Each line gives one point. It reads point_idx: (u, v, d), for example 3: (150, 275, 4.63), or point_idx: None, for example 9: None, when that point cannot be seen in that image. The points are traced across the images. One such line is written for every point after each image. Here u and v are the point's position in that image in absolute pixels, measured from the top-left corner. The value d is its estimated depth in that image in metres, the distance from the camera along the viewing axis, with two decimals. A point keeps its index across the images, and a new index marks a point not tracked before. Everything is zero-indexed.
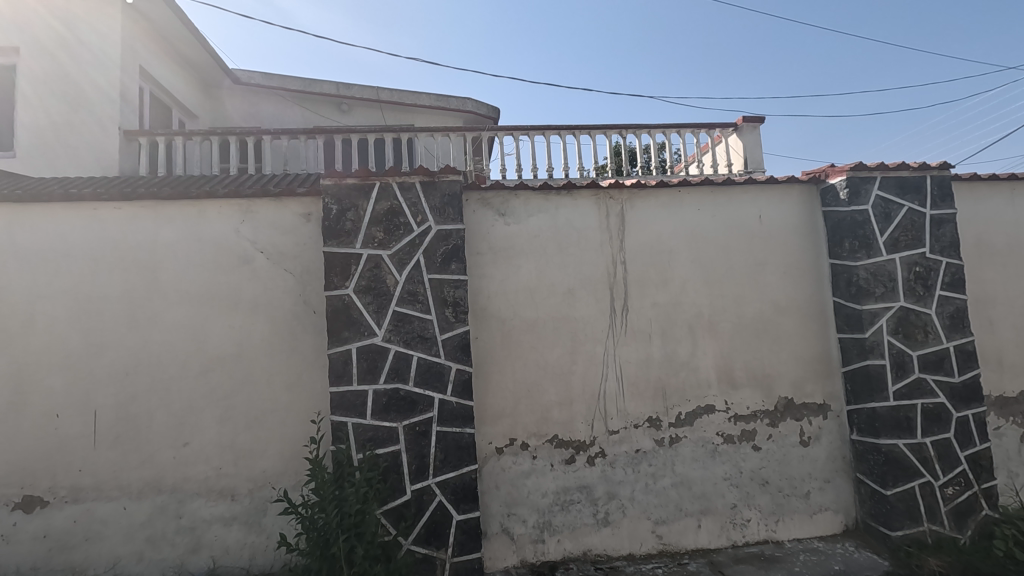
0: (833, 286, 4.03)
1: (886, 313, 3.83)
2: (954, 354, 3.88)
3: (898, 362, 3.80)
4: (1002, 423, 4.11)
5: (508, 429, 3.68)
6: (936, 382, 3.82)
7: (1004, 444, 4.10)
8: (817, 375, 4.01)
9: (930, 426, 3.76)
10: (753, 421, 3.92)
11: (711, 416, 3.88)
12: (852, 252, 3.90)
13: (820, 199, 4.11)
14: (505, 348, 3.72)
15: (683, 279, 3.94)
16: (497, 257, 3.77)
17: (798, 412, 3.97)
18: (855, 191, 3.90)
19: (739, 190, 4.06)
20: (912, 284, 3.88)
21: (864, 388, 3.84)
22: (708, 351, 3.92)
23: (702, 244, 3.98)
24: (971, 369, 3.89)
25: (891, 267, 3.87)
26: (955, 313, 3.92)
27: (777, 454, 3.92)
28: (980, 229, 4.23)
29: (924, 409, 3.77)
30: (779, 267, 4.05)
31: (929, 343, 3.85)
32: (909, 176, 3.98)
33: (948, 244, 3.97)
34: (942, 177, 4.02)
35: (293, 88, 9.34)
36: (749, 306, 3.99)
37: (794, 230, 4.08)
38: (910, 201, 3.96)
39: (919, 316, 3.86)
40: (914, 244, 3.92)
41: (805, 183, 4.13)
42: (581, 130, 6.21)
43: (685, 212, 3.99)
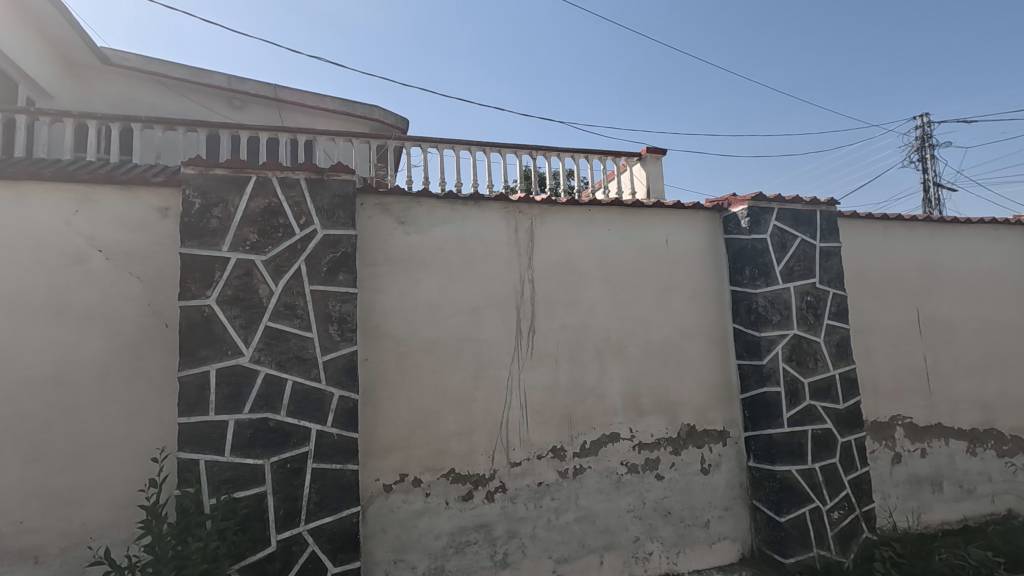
0: (733, 313, 4.07)
1: (782, 341, 3.90)
2: (840, 381, 4.04)
3: (792, 389, 3.87)
4: (877, 447, 4.33)
5: (399, 463, 3.27)
6: (824, 409, 3.94)
7: (878, 467, 4.31)
8: (718, 402, 4.00)
9: (819, 451, 3.86)
10: (656, 449, 3.81)
11: (615, 444, 3.72)
12: (751, 279, 3.95)
13: (722, 226, 4.16)
14: (400, 371, 3.32)
15: (592, 300, 3.78)
16: (395, 270, 3.38)
17: (700, 439, 3.92)
18: (755, 220, 3.99)
19: (648, 213, 4.01)
20: (804, 313, 4.01)
21: (761, 415, 3.87)
22: (616, 377, 3.77)
23: (611, 266, 3.85)
24: (853, 396, 4.06)
25: (786, 296, 3.97)
26: (840, 342, 4.10)
27: (680, 482, 3.83)
28: (858, 263, 4.50)
29: (814, 434, 3.87)
30: (685, 292, 4.02)
31: (818, 370, 3.98)
32: (802, 209, 4.14)
33: (835, 275, 4.17)
34: (830, 213, 4.24)
35: (180, 77, 7.71)
36: (656, 331, 3.91)
37: (698, 255, 4.09)
38: (802, 232, 4.12)
39: (810, 344, 3.99)
40: (806, 274, 4.06)
41: (709, 210, 4.17)
42: (492, 146, 5.96)
43: (595, 231, 3.85)
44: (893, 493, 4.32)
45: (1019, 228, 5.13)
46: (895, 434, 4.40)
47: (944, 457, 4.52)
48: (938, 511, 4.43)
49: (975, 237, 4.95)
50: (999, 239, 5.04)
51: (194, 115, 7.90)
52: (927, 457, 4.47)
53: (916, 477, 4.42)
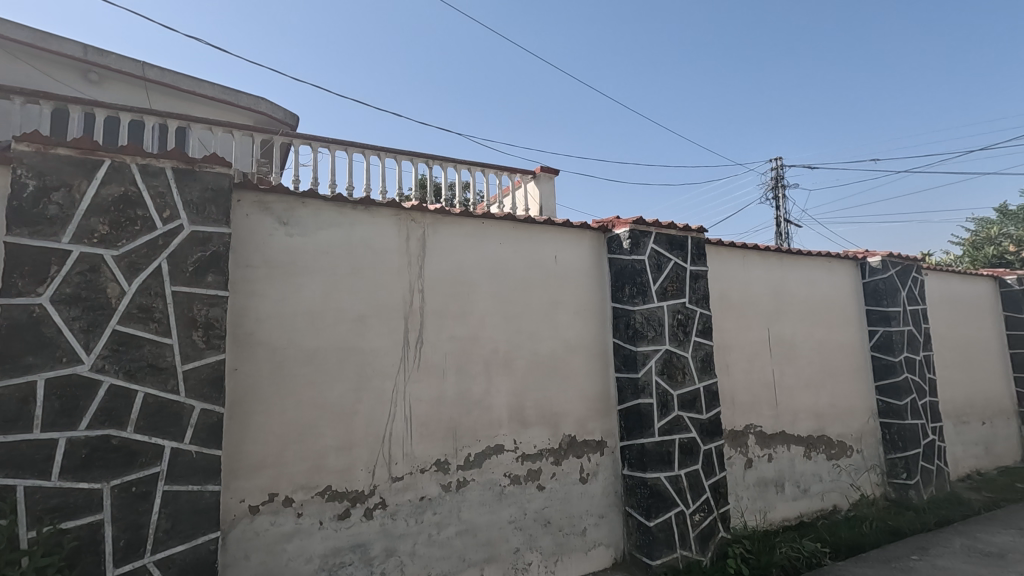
0: (613, 328, 4.31)
1: (655, 355, 4.19)
2: (703, 394, 4.41)
3: (662, 401, 4.16)
4: (733, 453, 4.78)
5: (268, 482, 3.02)
6: (689, 419, 4.28)
7: (733, 471, 4.75)
8: (597, 413, 4.19)
9: (684, 458, 4.17)
10: (539, 460, 3.89)
11: (499, 456, 3.74)
12: (631, 297, 4.21)
13: (606, 246, 4.40)
14: (274, 383, 3.08)
15: (482, 312, 3.80)
16: (275, 273, 3.16)
17: (579, 449, 4.07)
18: (635, 242, 4.26)
19: (539, 230, 4.13)
20: (675, 330, 4.34)
21: (636, 425, 4.11)
22: (502, 389, 3.81)
23: (502, 279, 3.91)
24: (714, 407, 4.46)
25: (661, 313, 4.28)
26: (704, 357, 4.49)
27: (560, 492, 3.94)
28: (721, 286, 4.98)
29: (681, 443, 4.18)
30: (571, 307, 4.18)
31: (685, 383, 4.32)
32: (676, 234, 4.50)
33: (702, 296, 4.57)
34: (699, 239, 4.65)
35: (22, 38, 6.50)
36: (542, 344, 4.02)
37: (584, 272, 4.28)
38: (676, 256, 4.47)
39: (679, 359, 4.32)
40: (677, 294, 4.41)
41: (595, 230, 4.38)
42: (388, 152, 5.82)
43: (487, 244, 3.89)
44: (745, 495, 4.79)
45: (846, 261, 6.00)
46: (747, 441, 4.89)
47: (786, 461, 5.10)
48: (780, 509, 4.98)
49: (814, 267, 5.69)
50: (832, 270, 5.85)
51: (37, 85, 6.72)
52: (773, 461, 5.02)
53: (763, 480, 4.93)
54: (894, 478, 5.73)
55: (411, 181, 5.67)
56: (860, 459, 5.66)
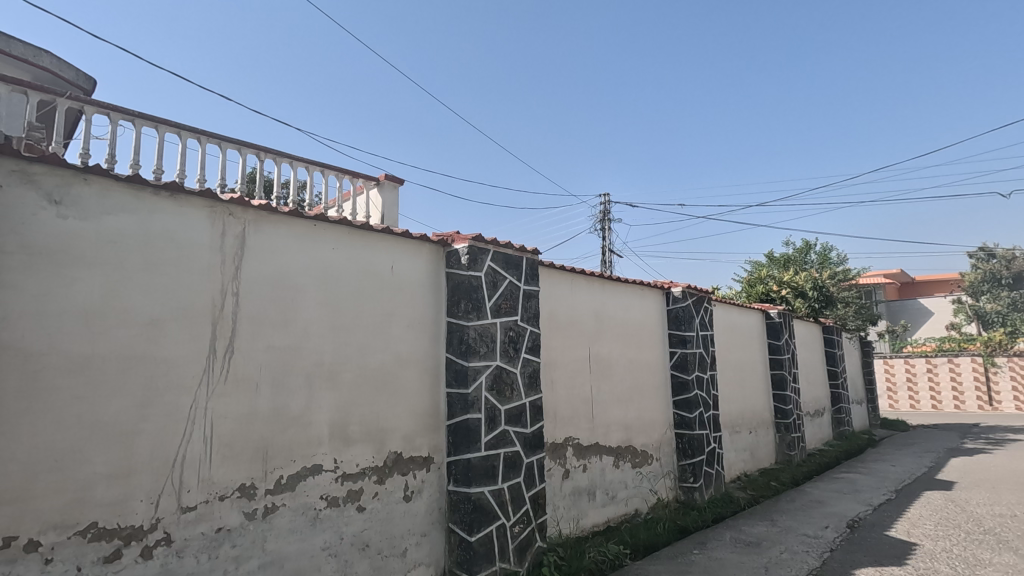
0: (447, 343, 4.29)
1: (486, 371, 4.26)
2: (529, 408, 4.59)
3: (490, 416, 4.24)
4: (552, 464, 5.03)
5: (5, 523, 2.41)
6: (515, 433, 4.41)
7: (552, 482, 5.00)
8: (425, 429, 4.11)
9: (508, 472, 4.29)
10: (360, 480, 3.68)
11: (316, 477, 3.46)
12: (465, 312, 4.24)
13: (444, 260, 4.38)
14: (21, 398, 2.47)
15: (307, 321, 3.51)
16: (36, 262, 2.57)
17: (405, 466, 3.94)
18: (473, 258, 4.31)
19: (376, 238, 3.97)
20: (506, 346, 4.47)
21: (463, 440, 4.11)
22: (324, 404, 3.54)
23: (332, 286, 3.66)
24: (538, 421, 4.67)
25: (493, 330, 4.38)
26: (532, 374, 4.69)
27: (381, 513, 3.76)
28: (551, 306, 5.27)
29: (505, 457, 4.29)
30: (405, 319, 4.08)
31: (513, 398, 4.46)
32: (512, 254, 4.67)
33: (532, 314, 4.79)
34: (533, 260, 4.88)
35: None
36: (372, 357, 3.84)
37: (420, 285, 4.21)
38: (511, 275, 4.62)
39: (508, 375, 4.45)
40: (510, 312, 4.56)
41: (435, 243, 4.35)
42: (210, 137, 5.17)
43: (318, 248, 3.62)
44: (561, 504, 5.06)
45: (655, 290, 6.78)
46: (566, 453, 5.20)
47: (598, 470, 5.52)
48: (591, 516, 5.36)
49: (630, 293, 6.33)
50: (644, 297, 6.56)
51: None
52: (587, 471, 5.39)
53: (578, 489, 5.26)
54: (683, 482, 6.55)
55: (221, 175, 4.99)
56: (659, 466, 6.37)
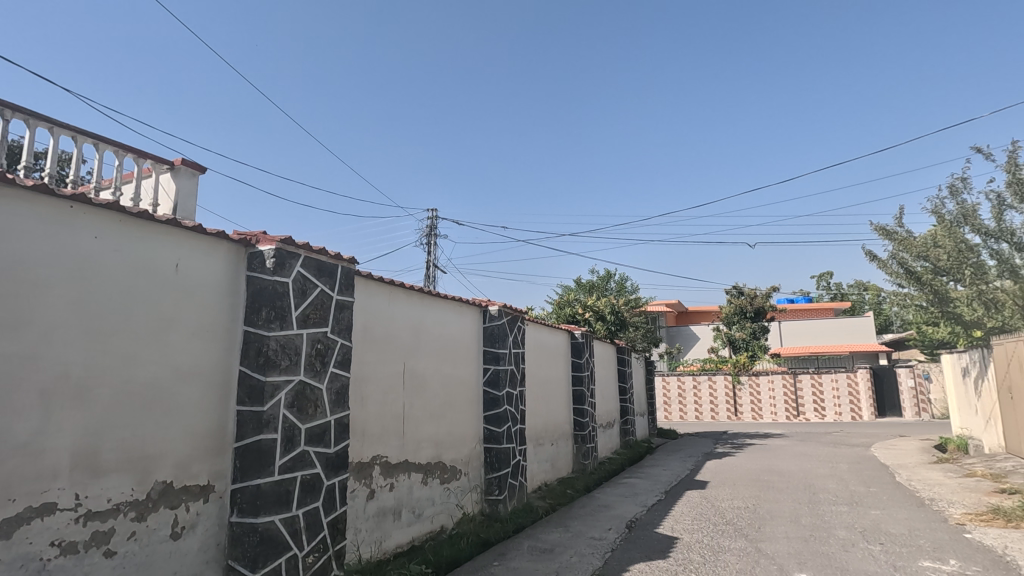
0: (241, 355, 3.82)
1: (286, 387, 3.88)
2: (334, 427, 4.30)
3: (288, 436, 3.86)
4: (356, 485, 4.76)
5: None
6: (315, 453, 4.09)
7: (355, 504, 4.73)
8: (206, 453, 3.59)
9: (304, 496, 3.94)
10: (111, 518, 3.05)
11: (46, 519, 2.78)
12: (266, 321, 3.83)
13: (245, 261, 3.91)
14: None
15: (50, 324, 2.84)
16: None
17: (175, 498, 3.39)
18: (280, 262, 3.93)
19: (157, 229, 3.39)
20: (313, 360, 4.15)
21: (253, 465, 3.67)
22: (66, 427, 2.88)
23: (90, 283, 3.02)
24: (343, 440, 4.40)
25: (298, 341, 4.02)
26: (340, 389, 4.41)
27: (138, 557, 3.16)
28: (365, 319, 5.04)
29: (302, 480, 3.94)
30: (188, 327, 3.53)
31: (316, 416, 4.13)
32: (326, 261, 4.38)
33: (344, 326, 4.53)
34: (348, 269, 4.63)
35: None
36: (140, 369, 3.24)
37: (212, 288, 3.70)
38: (323, 283, 4.32)
39: (312, 391, 4.12)
40: (319, 323, 4.25)
41: (235, 242, 3.87)
42: None
43: (74, 234, 2.97)
44: (364, 527, 4.80)
45: (474, 307, 6.95)
46: (372, 472, 4.97)
47: (405, 488, 5.38)
48: (395, 537, 5.18)
49: (448, 309, 6.38)
50: (461, 314, 6.67)
51: None
52: (393, 490, 5.22)
53: (383, 510, 5.05)
54: (489, 495, 6.74)
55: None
56: (466, 481, 6.46)
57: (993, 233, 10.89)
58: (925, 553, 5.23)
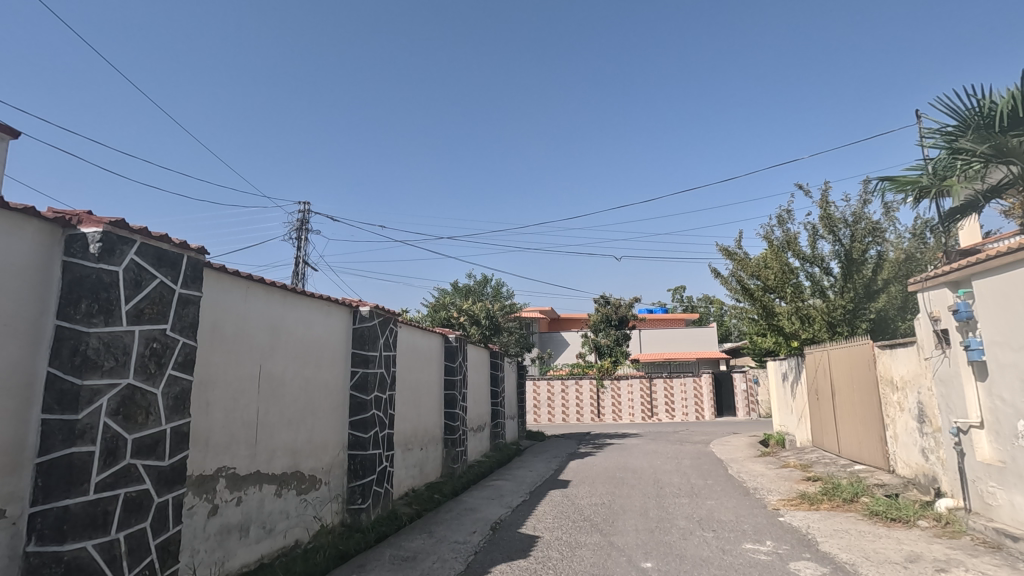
0: (50, 354, 3.24)
1: (109, 392, 3.37)
2: (169, 437, 3.83)
3: (109, 448, 3.35)
4: (196, 501, 4.27)
5: None
6: (144, 467, 3.60)
7: (193, 522, 4.23)
8: None
9: (126, 517, 3.44)
10: None
11: None
12: (87, 315, 3.30)
13: (62, 245, 3.34)
14: None
15: None
16: None
17: None
18: (108, 248, 3.41)
19: None
20: (146, 361, 3.65)
21: (59, 483, 3.13)
22: None
23: None
24: (180, 451, 3.92)
25: (127, 340, 3.52)
26: (179, 394, 3.93)
27: None
28: (215, 316, 4.56)
29: (125, 499, 3.45)
30: None
31: (147, 425, 3.64)
32: (168, 250, 3.89)
33: (188, 324, 4.05)
34: (196, 261, 4.16)
35: None
36: None
37: (15, 275, 3.10)
38: (163, 274, 3.84)
39: (144, 397, 3.63)
40: (157, 319, 3.76)
41: (49, 221, 3.29)
42: None
43: None
44: (203, 547, 4.31)
45: (342, 308, 6.62)
46: (215, 485, 4.50)
47: (255, 502, 4.94)
48: (241, 556, 4.72)
49: (313, 308, 6.01)
50: (328, 314, 6.32)
51: None
52: (241, 504, 4.77)
53: (227, 527, 4.58)
54: (351, 504, 6.43)
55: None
56: (326, 490, 6.11)
57: (808, 259, 12.80)
58: (748, 536, 5.95)
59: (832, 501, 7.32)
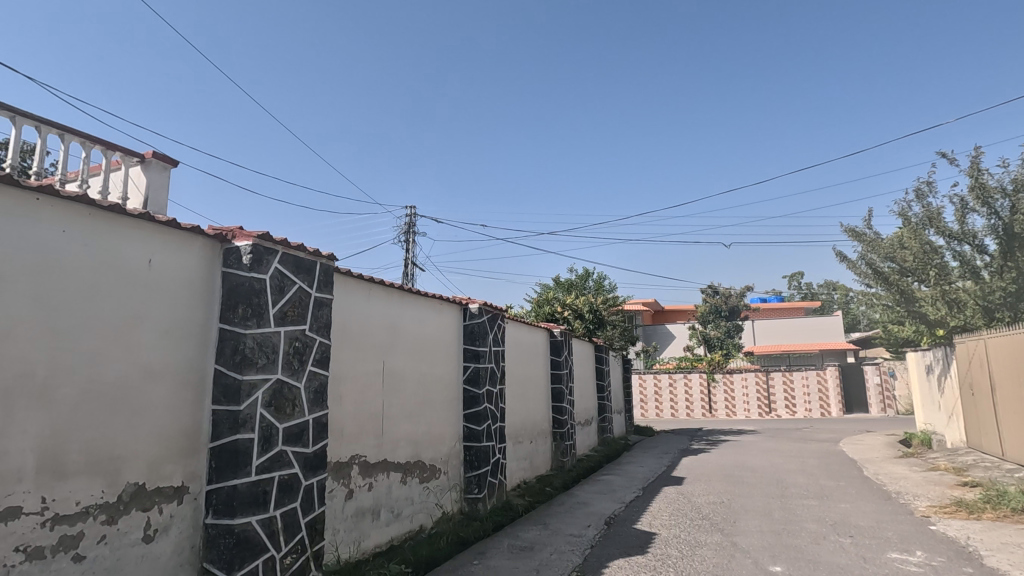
0: (216, 353, 3.73)
1: (263, 385, 3.80)
2: (312, 426, 4.24)
3: (265, 435, 3.79)
4: (335, 485, 4.70)
5: None
6: (293, 453, 4.02)
7: (333, 504, 4.66)
8: (178, 454, 3.49)
9: (281, 497, 3.87)
10: (81, 522, 2.96)
11: (11, 524, 2.67)
12: (243, 319, 3.74)
13: (221, 257, 3.83)
14: None
15: (12, 319, 2.72)
16: None
17: (147, 500, 3.29)
18: (257, 259, 3.84)
19: (127, 225, 3.28)
20: (291, 357, 4.07)
21: (228, 465, 3.59)
22: (32, 428, 2.78)
23: (55, 279, 2.91)
24: (321, 439, 4.33)
25: (276, 339, 3.95)
26: (318, 388, 4.34)
27: (108, 560, 3.06)
28: (343, 316, 4.98)
29: (280, 481, 3.88)
30: (160, 323, 3.43)
31: (293, 416, 4.06)
32: (304, 258, 4.30)
33: (323, 324, 4.46)
34: (328, 266, 4.56)
35: None
36: (106, 369, 3.13)
37: (187, 285, 3.61)
38: (301, 280, 4.25)
39: (290, 390, 4.05)
40: (298, 321, 4.18)
41: (210, 238, 3.77)
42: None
43: (40, 227, 2.86)
44: (341, 528, 4.73)
45: (453, 305, 6.92)
46: (351, 472, 4.92)
47: (384, 488, 5.33)
48: (374, 537, 5.13)
49: (427, 307, 6.35)
50: (440, 312, 6.63)
51: None
52: (372, 490, 5.17)
53: (361, 510, 4.99)
54: (468, 493, 6.73)
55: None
56: (445, 479, 6.43)
57: (956, 236, 11.29)
58: (893, 544, 5.39)
59: (998, 510, 6.42)
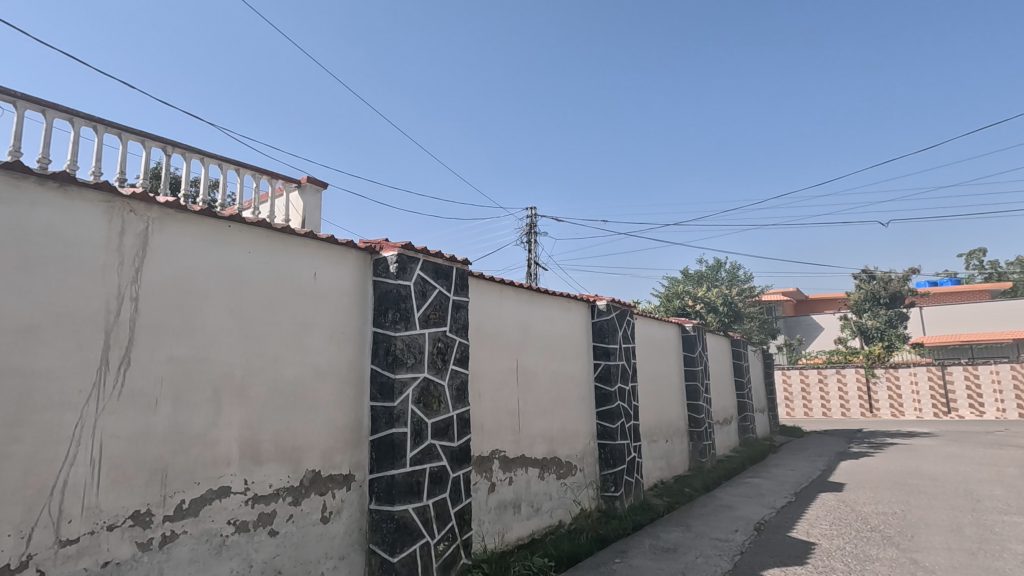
0: (372, 354, 4.11)
1: (413, 383, 4.11)
2: (456, 422, 4.50)
3: (417, 430, 4.10)
4: (479, 478, 4.94)
5: None
6: (441, 447, 4.30)
7: (478, 496, 4.90)
8: (345, 445, 3.90)
9: (433, 487, 4.16)
10: (273, 502, 3.43)
11: (223, 501, 3.18)
12: (393, 322, 4.09)
13: (372, 267, 4.21)
14: None
15: (216, 329, 3.24)
16: None
17: (323, 486, 3.73)
18: (402, 267, 4.17)
19: (296, 243, 3.74)
20: (435, 357, 4.36)
21: (386, 456, 3.94)
22: (234, 421, 3.28)
23: (246, 293, 3.41)
24: (465, 434, 4.58)
25: (421, 341, 4.25)
26: (460, 386, 4.60)
27: (295, 537, 3.52)
28: (478, 318, 5.22)
29: (431, 472, 4.17)
30: (325, 329, 3.87)
31: (440, 411, 4.34)
32: (442, 263, 4.58)
33: (461, 326, 4.72)
34: (463, 270, 4.81)
35: None
36: (286, 370, 3.60)
37: (345, 294, 4.02)
38: (440, 284, 4.53)
39: (436, 388, 4.33)
40: (439, 323, 4.46)
41: (362, 250, 4.17)
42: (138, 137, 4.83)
43: (233, 250, 3.37)
44: (486, 519, 4.96)
45: (581, 303, 6.92)
46: (492, 466, 5.14)
47: (523, 482, 5.50)
48: (516, 529, 5.31)
49: (555, 305, 6.42)
50: (569, 310, 6.67)
51: None
52: (512, 484, 5.35)
53: (503, 503, 5.19)
54: (605, 491, 6.71)
55: (120, 167, 4.58)
56: (582, 476, 6.46)
57: None
58: None
59: None
